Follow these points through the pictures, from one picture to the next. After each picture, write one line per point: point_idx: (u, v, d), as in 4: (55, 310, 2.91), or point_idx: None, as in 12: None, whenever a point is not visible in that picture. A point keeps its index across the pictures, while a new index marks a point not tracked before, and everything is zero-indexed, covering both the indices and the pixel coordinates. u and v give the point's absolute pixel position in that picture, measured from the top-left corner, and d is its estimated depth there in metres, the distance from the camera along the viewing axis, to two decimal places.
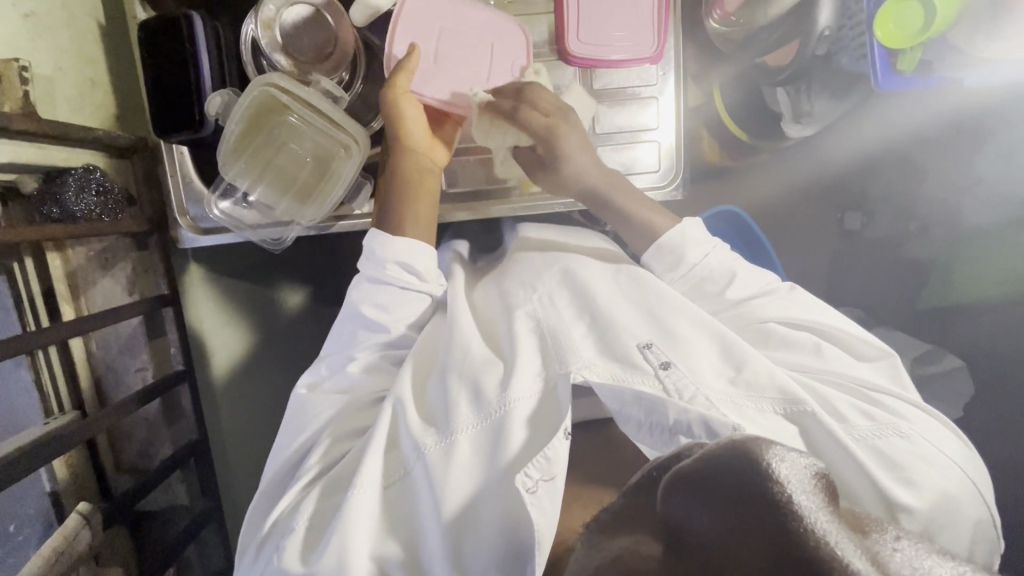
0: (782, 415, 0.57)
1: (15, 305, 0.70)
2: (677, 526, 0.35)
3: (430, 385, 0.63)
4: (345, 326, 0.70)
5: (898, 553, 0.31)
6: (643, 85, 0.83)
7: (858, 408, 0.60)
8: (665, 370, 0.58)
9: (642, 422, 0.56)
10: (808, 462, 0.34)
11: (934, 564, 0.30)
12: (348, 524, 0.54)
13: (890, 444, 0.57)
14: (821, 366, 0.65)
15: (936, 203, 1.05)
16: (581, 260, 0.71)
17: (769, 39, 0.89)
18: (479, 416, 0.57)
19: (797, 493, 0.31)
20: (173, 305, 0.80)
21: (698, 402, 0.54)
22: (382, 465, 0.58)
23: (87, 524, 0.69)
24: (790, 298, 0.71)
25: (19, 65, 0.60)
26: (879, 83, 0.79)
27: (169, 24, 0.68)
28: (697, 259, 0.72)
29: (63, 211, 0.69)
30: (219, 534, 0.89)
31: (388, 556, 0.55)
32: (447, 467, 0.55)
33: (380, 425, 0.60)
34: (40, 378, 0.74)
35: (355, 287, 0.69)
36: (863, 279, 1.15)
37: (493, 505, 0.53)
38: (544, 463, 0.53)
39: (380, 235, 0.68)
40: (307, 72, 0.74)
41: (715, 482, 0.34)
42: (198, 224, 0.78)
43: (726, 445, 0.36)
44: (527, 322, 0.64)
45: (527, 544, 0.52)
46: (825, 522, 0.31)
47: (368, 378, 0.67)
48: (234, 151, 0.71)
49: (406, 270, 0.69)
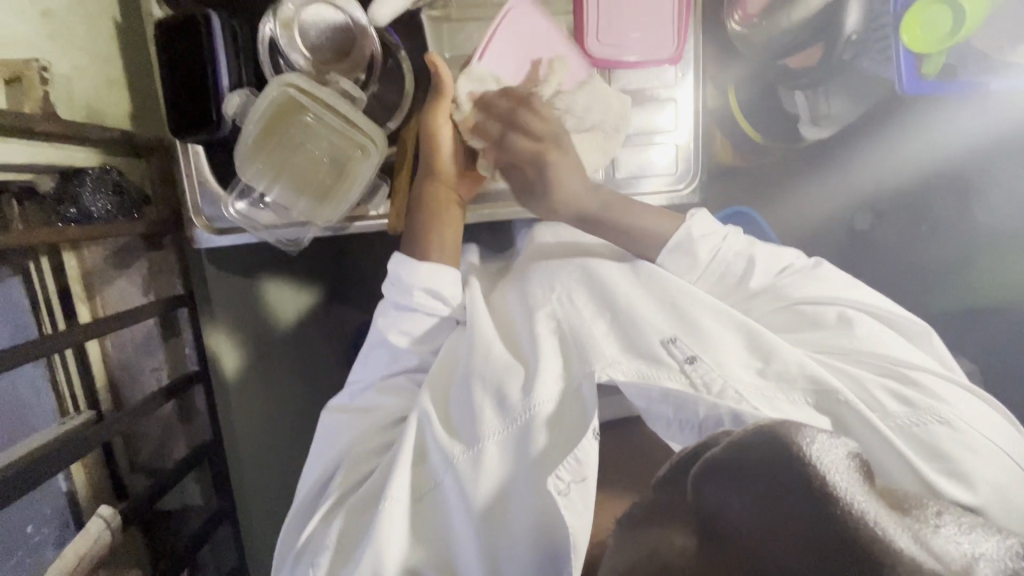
0: (813, 405, 0.57)
1: (30, 305, 0.70)
2: (712, 515, 0.35)
3: (452, 397, 0.62)
4: (372, 352, 0.69)
5: (939, 532, 0.32)
6: (662, 86, 0.82)
7: (893, 392, 0.60)
8: (691, 364, 0.58)
9: (671, 419, 0.56)
10: (842, 444, 0.34)
11: (972, 543, 0.32)
12: (381, 536, 0.54)
13: (929, 431, 0.57)
14: (848, 346, 0.64)
15: (953, 207, 1.04)
16: (600, 261, 0.69)
17: (791, 41, 0.88)
18: (505, 424, 0.57)
19: (834, 475, 0.32)
20: (188, 305, 0.79)
21: (728, 396, 0.54)
22: (412, 478, 0.58)
23: (110, 527, 0.68)
24: (816, 277, 0.70)
25: (41, 65, 0.58)
26: (904, 89, 0.78)
27: (186, 24, 0.67)
28: (709, 258, 0.70)
29: (80, 212, 0.67)
30: (233, 532, 0.89)
31: (418, 562, 0.56)
32: (476, 475, 0.55)
33: (406, 437, 0.59)
34: (57, 379, 0.74)
35: (380, 315, 0.69)
36: (882, 279, 1.14)
37: (525, 508, 0.54)
38: (576, 464, 0.52)
39: (404, 258, 0.68)
40: (325, 73, 0.73)
41: (751, 471, 0.34)
42: (213, 224, 0.77)
43: (752, 431, 0.36)
44: (548, 322, 0.64)
45: (562, 547, 0.53)
46: (863, 503, 0.32)
47: (390, 398, 0.66)
48: (251, 152, 0.71)
49: (433, 295, 0.68)
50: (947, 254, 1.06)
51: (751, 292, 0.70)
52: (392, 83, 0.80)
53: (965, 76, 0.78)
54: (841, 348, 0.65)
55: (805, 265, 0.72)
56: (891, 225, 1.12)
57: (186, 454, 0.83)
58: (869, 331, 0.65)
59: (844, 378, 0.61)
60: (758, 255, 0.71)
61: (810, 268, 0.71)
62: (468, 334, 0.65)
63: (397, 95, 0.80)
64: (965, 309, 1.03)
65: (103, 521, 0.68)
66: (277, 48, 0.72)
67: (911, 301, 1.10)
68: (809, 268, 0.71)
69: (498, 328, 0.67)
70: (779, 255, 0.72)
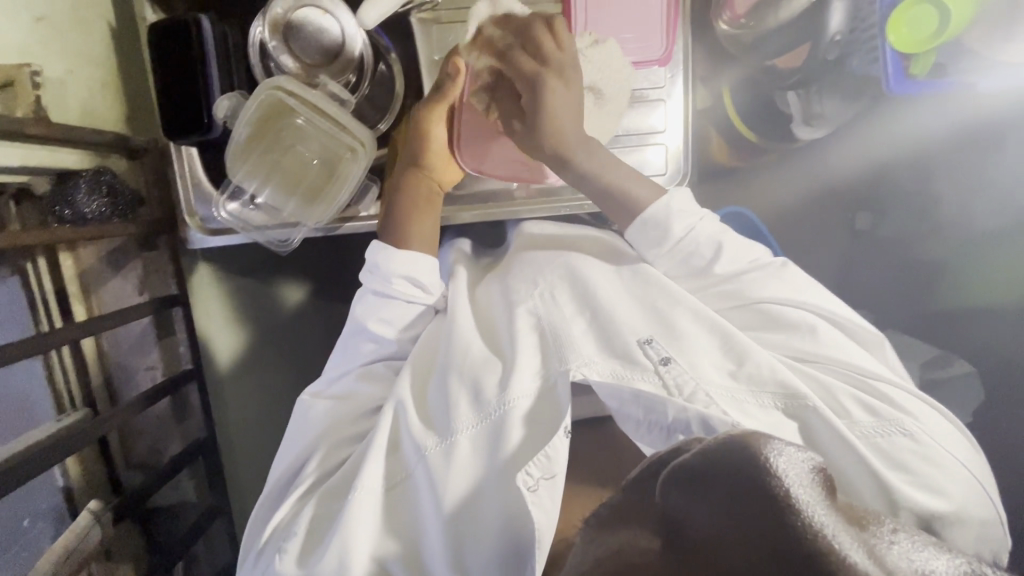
0: (782, 410, 0.58)
1: (28, 304, 0.72)
2: (678, 520, 0.35)
3: (430, 388, 0.64)
4: (350, 340, 0.70)
5: (895, 545, 0.31)
6: (651, 86, 0.83)
7: (861, 401, 0.60)
8: (665, 366, 0.58)
9: (640, 420, 0.57)
10: (806, 456, 0.34)
11: (930, 556, 0.30)
12: (349, 526, 0.55)
13: (891, 442, 0.57)
14: (818, 353, 0.64)
15: (948, 202, 1.03)
16: (583, 257, 0.71)
17: (781, 41, 0.88)
18: (479, 417, 0.58)
19: (794, 486, 0.32)
20: (181, 304, 0.81)
21: (698, 399, 0.55)
22: (385, 466, 0.60)
23: (98, 521, 0.71)
24: (781, 277, 0.70)
25: (32, 70, 0.60)
26: (892, 87, 0.76)
27: (178, 28, 0.68)
28: (683, 233, 0.69)
29: (75, 213, 0.68)
30: (227, 528, 0.91)
31: (387, 555, 0.56)
32: (447, 468, 0.56)
33: (381, 427, 0.61)
34: (53, 373, 0.76)
35: (359, 301, 0.70)
36: (873, 280, 1.13)
37: (495, 506, 0.55)
38: (545, 461, 0.53)
39: (383, 248, 0.69)
40: (314, 75, 0.75)
41: (717, 479, 0.34)
42: (206, 224, 0.78)
43: (727, 440, 0.36)
44: (528, 319, 0.64)
45: (526, 542, 0.53)
46: (823, 516, 0.31)
47: (370, 386, 0.68)
48: (241, 154, 0.72)
49: (412, 283, 0.69)
50: (941, 255, 1.05)
51: (715, 279, 0.70)
52: (382, 84, 0.81)
53: (954, 75, 0.77)
54: (812, 354, 0.64)
55: (774, 263, 0.71)
56: (889, 225, 1.11)
57: (179, 450, 0.85)
58: (835, 338, 0.66)
59: (815, 384, 0.61)
60: (726, 242, 0.71)
61: (775, 267, 0.71)
62: (448, 322, 0.68)
63: (388, 96, 0.81)
64: (960, 310, 1.03)
65: (91, 515, 0.70)
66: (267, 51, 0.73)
67: (901, 303, 1.10)
68: (775, 267, 0.71)
69: (479, 320, 0.68)
70: (749, 247, 0.72)
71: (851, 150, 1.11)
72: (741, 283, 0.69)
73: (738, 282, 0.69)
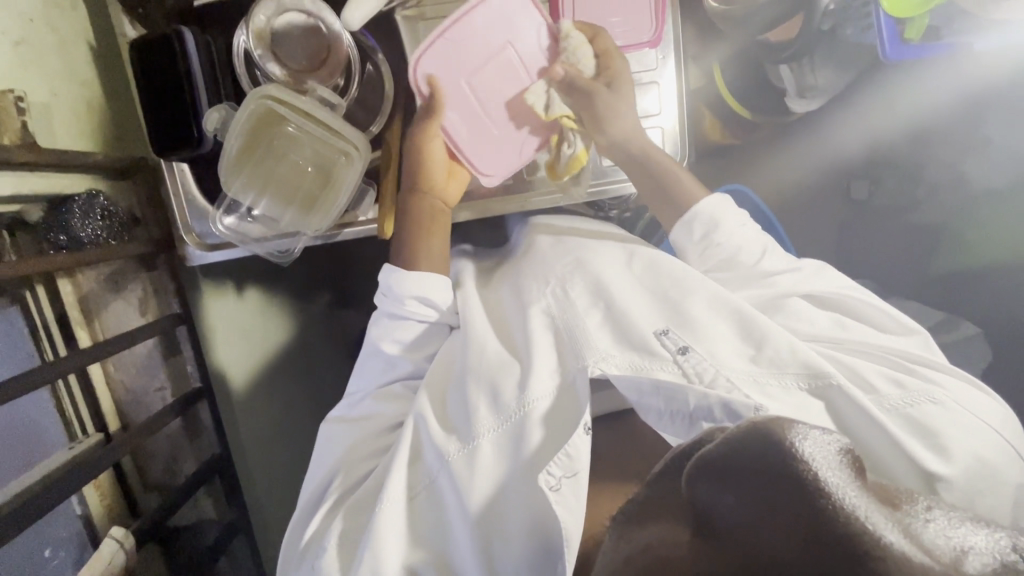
0: (807, 390, 0.57)
1: (30, 333, 0.71)
2: (707, 513, 0.33)
3: (449, 398, 0.63)
4: (366, 362, 0.71)
5: (931, 524, 0.31)
6: (643, 70, 0.82)
7: (888, 376, 0.60)
8: (684, 355, 0.58)
9: (662, 411, 0.55)
10: (832, 438, 0.33)
11: (968, 533, 0.31)
12: (380, 534, 0.56)
13: (922, 410, 0.56)
14: (843, 337, 0.65)
15: (948, 164, 1.04)
16: (591, 248, 0.71)
17: (770, 15, 0.88)
18: (500, 420, 0.57)
19: (823, 471, 0.30)
20: (186, 322, 0.81)
21: (719, 385, 0.54)
22: (406, 479, 0.59)
23: (123, 547, 0.70)
24: (823, 275, 0.72)
25: (14, 95, 0.60)
26: (887, 54, 0.78)
27: (159, 43, 0.67)
28: (734, 232, 0.72)
29: (70, 238, 0.68)
30: (249, 545, 0.92)
31: (418, 563, 0.56)
32: (471, 474, 0.56)
33: (403, 438, 0.61)
34: (62, 403, 0.76)
35: (375, 325, 0.70)
36: (874, 246, 1.13)
37: (519, 505, 0.55)
38: (566, 460, 0.53)
39: (396, 271, 0.69)
40: (302, 81, 0.73)
41: (744, 469, 0.32)
42: (204, 241, 0.78)
43: (745, 428, 0.34)
44: (542, 318, 0.64)
45: (556, 547, 0.53)
46: (853, 498, 0.30)
47: (387, 405, 0.67)
48: (235, 166, 0.71)
49: (424, 302, 0.69)
50: (937, 217, 1.05)
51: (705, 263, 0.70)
52: (372, 87, 0.80)
53: (949, 38, 0.77)
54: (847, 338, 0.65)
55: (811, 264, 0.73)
56: (886, 191, 1.11)
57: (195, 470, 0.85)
58: (865, 330, 0.67)
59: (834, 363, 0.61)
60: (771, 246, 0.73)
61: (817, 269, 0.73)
62: (461, 333, 0.67)
63: (376, 97, 0.80)
64: (963, 270, 1.02)
65: (116, 541, 0.70)
66: (252, 60, 0.73)
67: (908, 269, 1.10)
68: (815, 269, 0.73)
69: (493, 321, 0.68)
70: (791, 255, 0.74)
71: (852, 117, 1.12)
72: (752, 267, 0.71)
73: (736, 274, 0.71)
